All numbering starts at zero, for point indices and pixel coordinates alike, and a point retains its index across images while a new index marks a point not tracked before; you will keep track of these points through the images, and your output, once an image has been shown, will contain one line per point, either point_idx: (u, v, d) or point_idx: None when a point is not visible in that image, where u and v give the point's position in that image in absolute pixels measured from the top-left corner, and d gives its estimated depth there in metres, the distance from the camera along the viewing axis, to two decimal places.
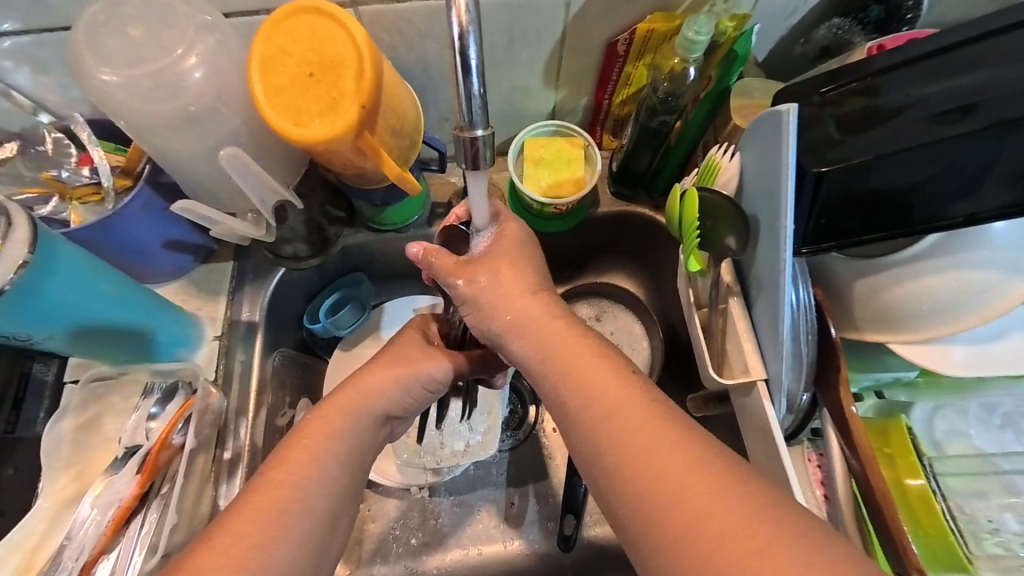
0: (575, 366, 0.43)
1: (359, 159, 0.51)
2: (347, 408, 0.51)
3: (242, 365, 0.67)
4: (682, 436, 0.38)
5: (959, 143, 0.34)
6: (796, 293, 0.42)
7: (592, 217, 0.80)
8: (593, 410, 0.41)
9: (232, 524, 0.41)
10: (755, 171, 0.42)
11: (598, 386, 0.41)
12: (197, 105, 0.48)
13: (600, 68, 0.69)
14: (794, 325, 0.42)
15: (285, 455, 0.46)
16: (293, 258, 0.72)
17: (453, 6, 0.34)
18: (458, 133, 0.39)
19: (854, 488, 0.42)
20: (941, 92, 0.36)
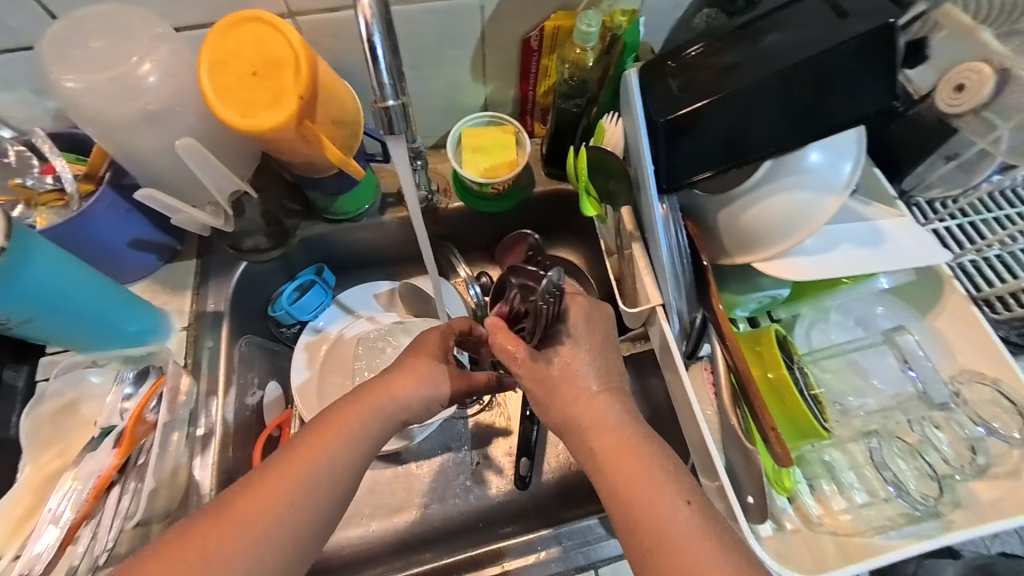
0: (623, 447, 0.47)
1: (304, 146, 0.58)
2: (379, 405, 0.55)
3: (210, 352, 0.72)
4: (709, 532, 0.43)
5: (756, 90, 0.45)
6: (672, 229, 0.51)
7: (531, 197, 0.88)
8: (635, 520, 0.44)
9: (261, 487, 0.48)
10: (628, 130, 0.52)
11: (648, 502, 0.44)
12: (156, 105, 0.55)
13: (521, 62, 0.79)
14: (671, 248, 0.51)
15: (314, 435, 0.52)
16: (256, 251, 0.78)
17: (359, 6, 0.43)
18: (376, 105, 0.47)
19: (733, 380, 0.52)
20: (759, 53, 0.46)
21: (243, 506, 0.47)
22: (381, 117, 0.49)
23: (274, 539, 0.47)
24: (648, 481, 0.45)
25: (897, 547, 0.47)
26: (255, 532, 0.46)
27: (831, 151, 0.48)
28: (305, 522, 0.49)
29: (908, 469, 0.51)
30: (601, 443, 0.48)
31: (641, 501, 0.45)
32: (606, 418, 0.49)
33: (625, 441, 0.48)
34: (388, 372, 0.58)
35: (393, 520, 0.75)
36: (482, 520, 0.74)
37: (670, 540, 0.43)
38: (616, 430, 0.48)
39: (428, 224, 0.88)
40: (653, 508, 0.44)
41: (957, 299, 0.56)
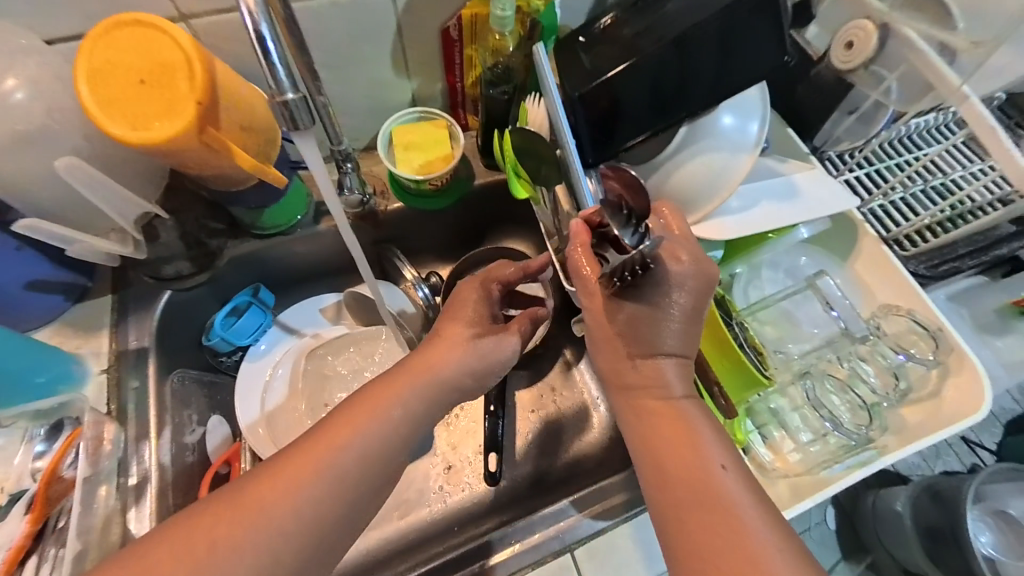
0: (664, 410, 0.48)
1: (212, 156, 0.54)
2: (423, 381, 0.55)
3: (137, 393, 0.66)
4: (733, 497, 0.43)
5: (661, 55, 0.46)
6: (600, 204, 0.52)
7: (472, 190, 0.87)
8: (666, 473, 0.46)
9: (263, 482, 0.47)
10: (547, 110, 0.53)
11: (682, 461, 0.46)
12: (26, 125, 0.50)
13: (443, 53, 0.77)
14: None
15: (343, 420, 0.51)
16: (178, 278, 0.72)
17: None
18: (273, 99, 0.43)
19: None
20: (662, 19, 0.47)
21: (253, 493, 0.46)
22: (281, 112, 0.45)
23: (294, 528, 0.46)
24: (686, 448, 0.46)
25: (838, 478, 0.51)
26: (264, 520, 0.45)
27: (739, 111, 0.51)
28: (323, 509, 0.48)
29: (841, 403, 0.53)
30: (646, 401, 0.49)
31: (674, 457, 0.46)
32: (660, 384, 0.49)
33: (673, 408, 0.48)
34: (441, 341, 0.58)
35: (367, 538, 0.72)
36: (458, 524, 0.72)
37: (705, 499, 0.43)
38: (665, 400, 0.49)
39: (370, 229, 0.85)
40: (688, 465, 0.45)
41: (869, 240, 0.61)
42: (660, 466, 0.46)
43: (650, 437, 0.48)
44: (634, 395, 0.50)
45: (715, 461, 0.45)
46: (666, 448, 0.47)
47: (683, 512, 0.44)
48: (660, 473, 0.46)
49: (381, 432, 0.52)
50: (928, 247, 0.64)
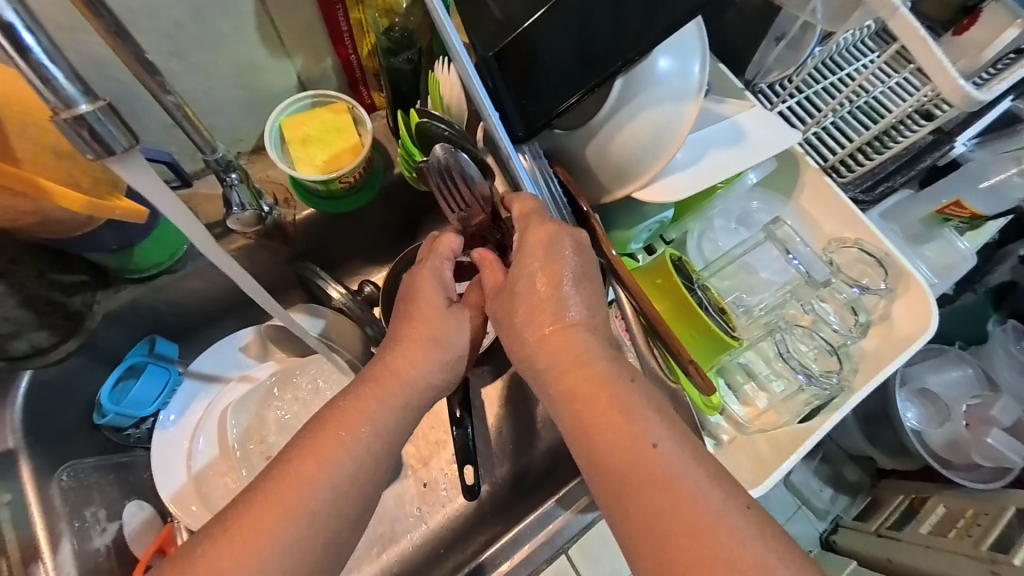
0: (588, 395, 0.41)
1: (20, 202, 0.41)
2: (393, 391, 0.48)
3: (10, 510, 0.52)
4: (680, 461, 0.37)
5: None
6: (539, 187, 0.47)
7: (392, 180, 0.76)
8: (597, 454, 0.39)
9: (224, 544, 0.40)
10: None
11: (614, 439, 0.39)
12: None
13: (325, 21, 0.64)
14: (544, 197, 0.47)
15: (298, 457, 0.43)
16: (37, 353, 0.57)
17: None
18: (57, 117, 0.31)
19: (643, 320, 0.50)
20: None
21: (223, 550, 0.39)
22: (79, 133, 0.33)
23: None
24: (617, 423, 0.39)
25: (816, 428, 0.50)
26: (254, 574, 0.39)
27: (674, 51, 0.45)
28: (305, 554, 0.41)
29: (809, 350, 0.52)
30: (566, 373, 0.42)
31: (602, 436, 0.39)
32: (584, 359, 0.42)
33: (599, 379, 0.41)
34: (403, 343, 0.50)
35: None
36: (444, 546, 0.68)
37: (642, 477, 0.37)
38: (592, 374, 0.41)
39: (279, 246, 0.72)
40: (625, 451, 0.38)
41: (811, 174, 0.58)
42: (589, 449, 0.40)
43: (576, 417, 0.41)
44: (553, 367, 0.43)
45: (652, 429, 0.39)
46: (600, 435, 0.40)
47: (617, 493, 0.38)
48: (591, 456, 0.39)
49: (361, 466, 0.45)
50: (862, 170, 0.63)
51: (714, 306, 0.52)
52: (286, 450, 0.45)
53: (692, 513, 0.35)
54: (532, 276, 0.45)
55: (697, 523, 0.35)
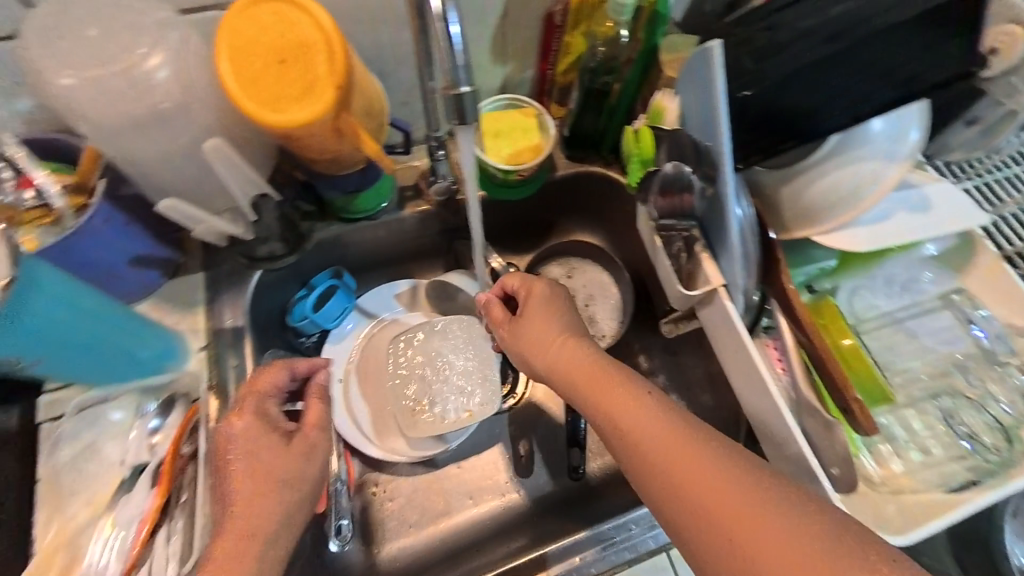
0: (596, 390, 0.52)
1: (336, 141, 0.53)
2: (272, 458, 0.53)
3: (236, 371, 0.66)
4: (696, 439, 0.45)
5: (828, 62, 0.46)
6: (741, 208, 0.50)
7: (551, 181, 0.86)
8: (631, 452, 0.47)
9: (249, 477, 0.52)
10: (695, 105, 0.50)
11: (632, 424, 0.48)
12: (167, 102, 0.47)
13: (541, 39, 0.75)
14: (741, 228, 0.50)
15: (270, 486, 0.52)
16: (269, 258, 0.72)
17: None
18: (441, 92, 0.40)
19: (802, 353, 0.53)
20: (818, 27, 0.46)
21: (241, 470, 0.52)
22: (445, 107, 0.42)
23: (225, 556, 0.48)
24: (632, 409, 0.49)
25: (972, 499, 0.50)
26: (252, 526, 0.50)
27: (896, 116, 0.49)
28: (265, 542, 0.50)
29: (977, 422, 0.54)
30: (586, 382, 0.53)
31: (624, 428, 0.48)
32: (596, 368, 0.54)
33: (599, 373, 0.53)
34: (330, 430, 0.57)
35: (444, 523, 0.75)
36: (537, 514, 0.75)
37: (667, 452, 0.45)
38: (602, 376, 0.53)
39: (449, 215, 0.84)
40: (645, 434, 0.47)
41: (989, 259, 0.58)
42: (624, 449, 0.48)
43: (606, 418, 0.50)
44: (580, 378, 0.54)
45: (654, 409, 0.48)
46: (631, 429, 0.48)
47: (655, 478, 0.45)
48: (627, 451, 0.47)
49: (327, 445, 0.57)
50: None
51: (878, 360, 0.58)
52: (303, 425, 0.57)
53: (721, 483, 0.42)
54: (538, 311, 0.60)
55: (724, 488, 0.41)
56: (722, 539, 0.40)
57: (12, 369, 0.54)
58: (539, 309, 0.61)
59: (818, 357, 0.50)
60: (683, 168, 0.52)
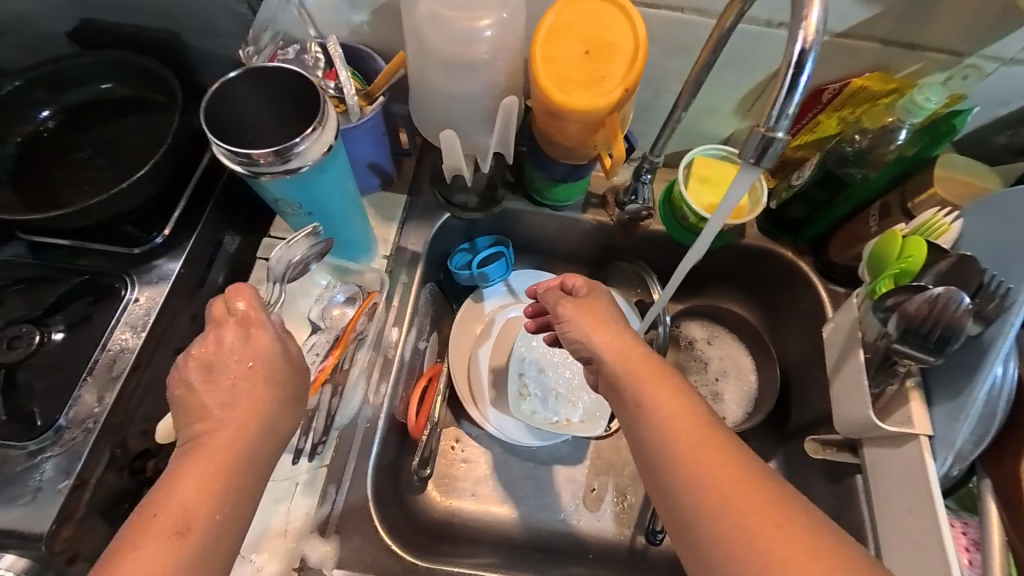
0: (646, 387, 0.48)
1: (592, 134, 0.57)
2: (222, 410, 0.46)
3: (403, 287, 0.75)
4: (744, 466, 0.42)
5: None
6: (1003, 369, 0.45)
7: (733, 245, 0.82)
8: (658, 443, 0.45)
9: (249, 351, 0.49)
10: (991, 238, 0.50)
11: (686, 437, 0.44)
12: (489, 53, 0.55)
13: (797, 107, 0.71)
14: (990, 391, 0.46)
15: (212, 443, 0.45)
16: (461, 207, 0.80)
17: (800, 25, 0.36)
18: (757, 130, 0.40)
19: (1009, 560, 0.44)
20: None
21: (267, 343, 0.50)
22: (751, 143, 0.41)
23: (223, 446, 0.44)
24: (669, 402, 0.47)
25: None
26: (260, 423, 0.47)
27: None
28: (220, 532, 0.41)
29: None
30: (629, 369, 0.50)
31: (656, 419, 0.46)
32: (652, 372, 0.49)
33: (652, 368, 0.50)
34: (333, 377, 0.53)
35: (500, 507, 0.77)
36: (591, 552, 0.75)
37: (721, 470, 0.42)
38: (652, 375, 0.49)
39: (621, 235, 0.85)
40: (696, 452, 0.43)
41: None
42: (651, 444, 0.46)
43: (639, 408, 0.48)
44: (625, 364, 0.51)
45: (688, 407, 0.46)
46: (680, 449, 0.44)
47: (684, 485, 0.42)
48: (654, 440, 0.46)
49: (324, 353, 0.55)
50: None
51: None
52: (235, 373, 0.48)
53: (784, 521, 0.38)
54: (594, 310, 0.56)
55: (793, 532, 0.38)
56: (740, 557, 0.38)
57: (274, 210, 0.61)
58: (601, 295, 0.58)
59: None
60: (958, 298, 0.44)
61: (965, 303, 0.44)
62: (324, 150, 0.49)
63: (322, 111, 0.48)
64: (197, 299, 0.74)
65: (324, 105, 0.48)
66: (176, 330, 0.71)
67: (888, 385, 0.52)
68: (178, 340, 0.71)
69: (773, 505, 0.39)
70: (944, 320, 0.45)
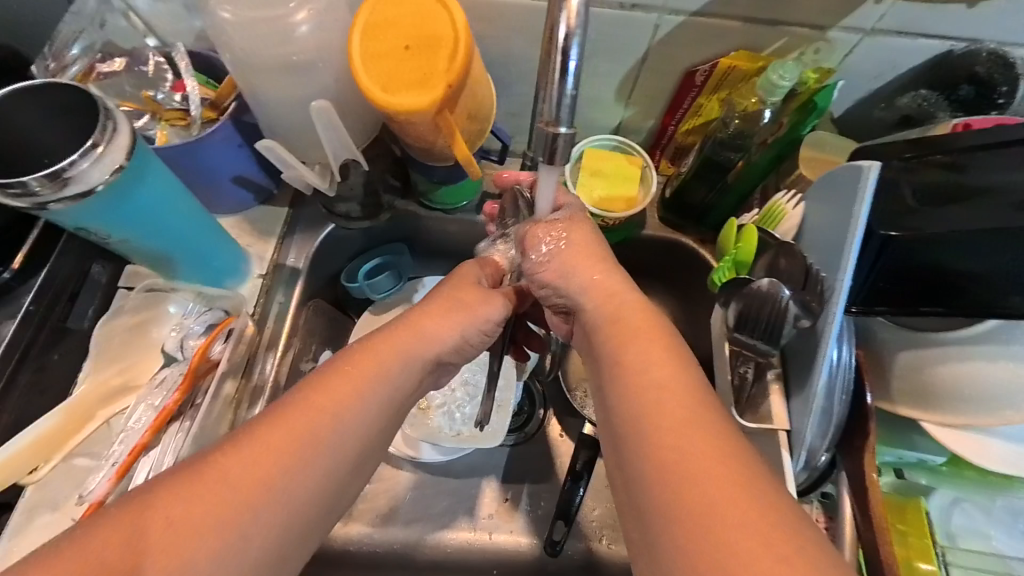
0: (634, 350, 0.43)
1: (434, 135, 0.54)
2: (361, 387, 0.44)
3: (279, 309, 0.69)
4: (731, 460, 0.35)
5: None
6: (838, 352, 0.47)
7: (637, 238, 0.77)
8: (630, 390, 0.41)
9: (366, 355, 0.46)
10: (820, 223, 0.50)
11: (669, 414, 0.38)
12: (299, 56, 0.52)
13: (673, 96, 0.69)
14: (829, 381, 0.47)
15: (271, 433, 0.40)
16: (345, 217, 0.71)
17: (564, 7, 0.35)
18: (540, 125, 0.39)
19: (861, 555, 0.46)
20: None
21: (386, 347, 0.47)
22: (542, 140, 0.41)
23: (276, 449, 0.40)
24: (653, 355, 0.42)
25: None
26: (335, 436, 0.42)
27: None
28: (310, 504, 0.41)
29: None
30: (616, 317, 0.46)
31: (638, 389, 0.40)
32: (643, 335, 0.44)
33: (641, 327, 0.45)
34: (428, 310, 0.51)
35: (404, 531, 0.69)
36: (498, 568, 0.68)
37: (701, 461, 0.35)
38: (651, 338, 0.43)
39: None
40: (681, 434, 0.37)
41: None
42: (626, 418, 0.40)
43: (618, 353, 0.43)
44: (609, 312, 0.47)
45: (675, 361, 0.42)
46: (663, 425, 0.38)
47: (653, 467, 0.36)
48: (626, 390, 0.41)
49: (484, 325, 0.53)
50: None
51: None
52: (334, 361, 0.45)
53: (772, 531, 0.32)
54: (583, 254, 0.51)
55: (782, 548, 0.31)
56: (683, 512, 0.34)
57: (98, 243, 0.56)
58: (586, 233, 0.53)
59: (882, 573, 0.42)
60: (780, 287, 0.47)
61: (785, 294, 0.47)
62: (112, 171, 0.48)
63: (107, 127, 0.47)
64: (68, 338, 0.63)
65: (108, 119, 0.47)
66: (37, 369, 0.59)
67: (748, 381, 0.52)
68: (41, 383, 0.60)
69: (762, 510, 0.33)
70: (769, 309, 0.48)
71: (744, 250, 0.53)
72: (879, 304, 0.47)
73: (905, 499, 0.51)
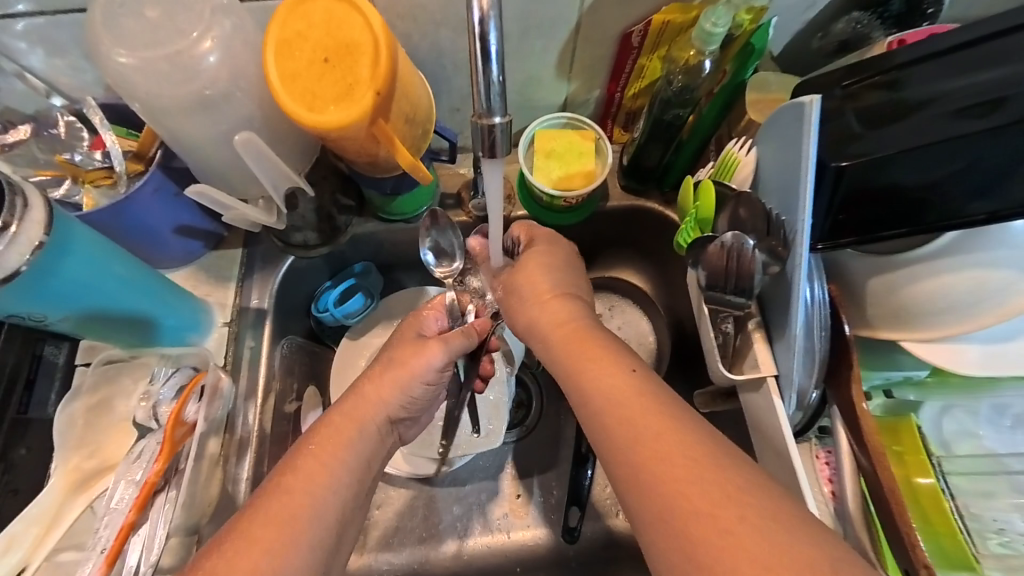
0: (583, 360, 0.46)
1: (372, 146, 0.51)
2: (336, 468, 0.45)
3: (251, 352, 0.65)
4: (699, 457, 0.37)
5: (985, 137, 0.40)
6: (812, 289, 0.47)
7: (601, 211, 0.76)
8: (596, 418, 0.43)
9: (329, 430, 0.48)
10: (774, 162, 0.50)
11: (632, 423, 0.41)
12: (212, 89, 0.49)
13: (614, 59, 0.67)
14: (806, 320, 0.47)
15: (248, 535, 0.40)
16: (303, 246, 0.67)
17: None
18: (474, 120, 0.38)
19: (863, 485, 0.47)
20: (965, 88, 0.43)
21: (340, 420, 0.49)
22: (479, 134, 0.40)
23: (257, 543, 0.40)
24: (604, 366, 0.45)
25: None
26: (319, 507, 0.43)
27: None
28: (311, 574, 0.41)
29: None
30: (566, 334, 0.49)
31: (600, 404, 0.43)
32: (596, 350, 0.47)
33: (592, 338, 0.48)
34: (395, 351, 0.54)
35: (422, 550, 0.69)
36: (520, 565, 0.68)
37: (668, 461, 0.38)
38: (605, 352, 0.46)
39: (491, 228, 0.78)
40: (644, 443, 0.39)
41: None
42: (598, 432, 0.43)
43: (578, 392, 0.46)
44: (557, 337, 0.50)
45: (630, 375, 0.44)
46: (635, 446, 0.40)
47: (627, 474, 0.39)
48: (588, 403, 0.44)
49: (428, 373, 0.52)
50: None
51: (963, 516, 0.49)
52: (303, 441, 0.47)
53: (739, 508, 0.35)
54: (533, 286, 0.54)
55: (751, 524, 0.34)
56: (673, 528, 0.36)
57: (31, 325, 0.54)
58: (535, 258, 0.56)
59: (881, 494, 0.44)
60: (743, 238, 0.47)
61: (750, 245, 0.47)
62: (32, 249, 0.47)
63: (15, 204, 0.45)
64: (31, 428, 0.58)
65: (15, 195, 0.45)
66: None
67: (725, 327, 0.52)
68: (10, 481, 0.57)
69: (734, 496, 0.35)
70: (738, 263, 0.48)
71: (704, 209, 0.53)
72: (843, 235, 0.47)
73: (896, 420, 0.52)
